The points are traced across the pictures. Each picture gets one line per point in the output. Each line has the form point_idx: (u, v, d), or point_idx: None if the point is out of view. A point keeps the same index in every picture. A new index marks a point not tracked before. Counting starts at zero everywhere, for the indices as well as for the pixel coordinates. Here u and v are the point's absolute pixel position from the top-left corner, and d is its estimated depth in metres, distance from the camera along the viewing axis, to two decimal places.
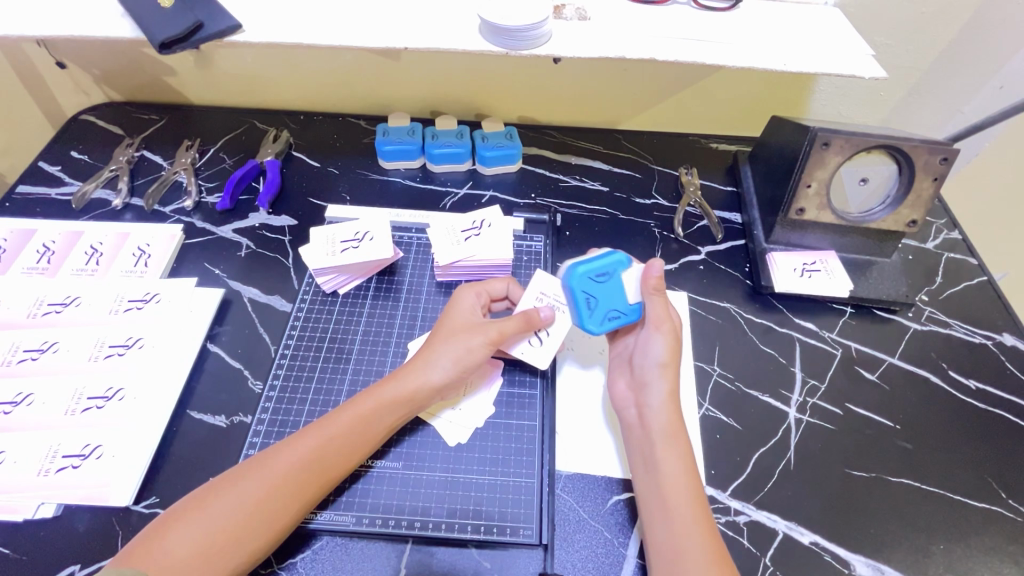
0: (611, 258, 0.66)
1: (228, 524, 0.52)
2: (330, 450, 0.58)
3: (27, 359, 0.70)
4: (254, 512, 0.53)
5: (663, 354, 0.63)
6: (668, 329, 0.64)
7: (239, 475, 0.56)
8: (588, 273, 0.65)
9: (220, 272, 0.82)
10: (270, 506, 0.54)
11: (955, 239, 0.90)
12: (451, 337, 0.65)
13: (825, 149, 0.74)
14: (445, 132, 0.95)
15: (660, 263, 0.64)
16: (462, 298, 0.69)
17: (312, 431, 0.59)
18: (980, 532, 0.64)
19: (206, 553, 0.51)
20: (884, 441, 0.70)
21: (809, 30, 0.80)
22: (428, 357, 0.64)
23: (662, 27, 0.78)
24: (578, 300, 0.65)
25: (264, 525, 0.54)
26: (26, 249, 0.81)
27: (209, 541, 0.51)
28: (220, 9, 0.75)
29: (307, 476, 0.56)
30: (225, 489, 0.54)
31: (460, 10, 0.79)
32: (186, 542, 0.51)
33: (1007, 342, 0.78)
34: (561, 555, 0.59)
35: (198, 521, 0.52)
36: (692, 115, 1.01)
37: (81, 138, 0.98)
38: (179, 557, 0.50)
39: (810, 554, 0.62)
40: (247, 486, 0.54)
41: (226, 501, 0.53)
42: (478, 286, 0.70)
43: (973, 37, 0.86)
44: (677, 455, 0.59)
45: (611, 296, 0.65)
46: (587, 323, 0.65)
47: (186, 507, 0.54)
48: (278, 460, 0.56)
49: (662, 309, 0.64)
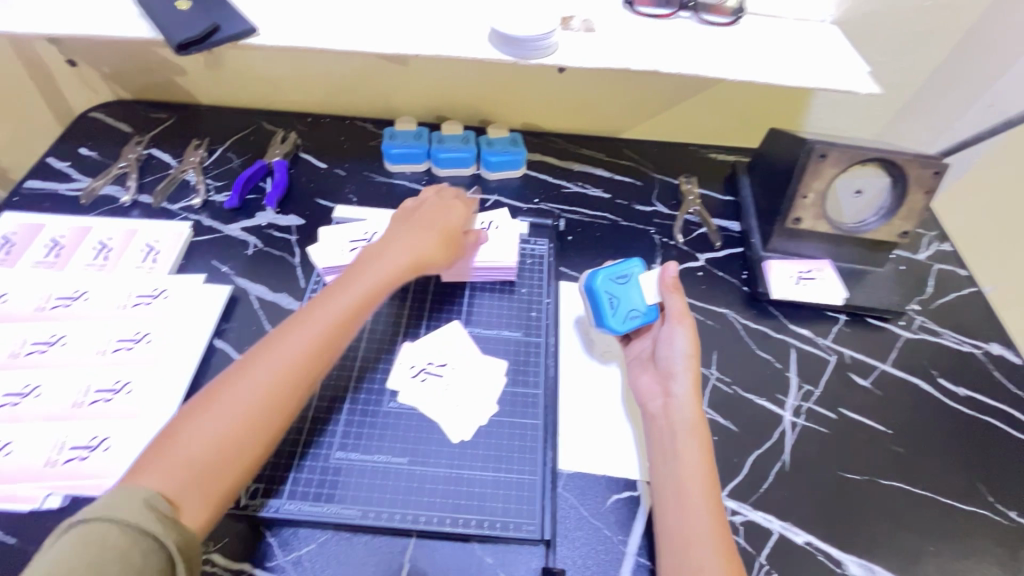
0: (628, 264, 0.73)
1: (247, 412, 0.54)
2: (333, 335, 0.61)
3: (36, 352, 0.71)
4: (269, 400, 0.55)
5: (688, 346, 0.66)
6: (689, 323, 0.68)
7: (249, 366, 0.57)
8: (609, 277, 0.73)
9: (227, 270, 0.83)
10: (280, 393, 0.56)
11: (946, 251, 0.93)
12: (432, 238, 0.73)
13: (822, 161, 0.77)
14: (451, 136, 0.97)
15: (675, 266, 0.71)
16: (445, 207, 0.77)
17: (312, 318, 0.61)
18: (969, 534, 0.66)
19: (226, 443, 0.53)
20: (876, 445, 0.72)
21: (807, 46, 0.83)
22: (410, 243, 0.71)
23: (665, 40, 0.80)
24: (601, 300, 0.72)
25: (278, 411, 0.56)
26: (35, 244, 0.82)
27: (229, 430, 0.53)
28: (236, 13, 0.77)
29: (312, 360, 0.59)
30: (240, 377, 0.56)
31: (470, 19, 0.81)
32: (205, 433, 0.52)
33: (995, 351, 0.81)
34: (562, 551, 0.61)
35: (213, 415, 0.53)
36: (692, 126, 1.04)
37: (90, 135, 0.99)
38: (203, 447, 0.52)
39: (805, 554, 0.64)
40: (256, 377, 0.56)
41: (241, 390, 0.55)
42: (460, 200, 0.80)
43: (963, 56, 0.90)
44: (698, 446, 0.60)
45: (630, 297, 0.72)
46: (609, 321, 0.71)
47: (204, 398, 0.55)
48: (283, 350, 0.58)
49: (681, 304, 0.69)
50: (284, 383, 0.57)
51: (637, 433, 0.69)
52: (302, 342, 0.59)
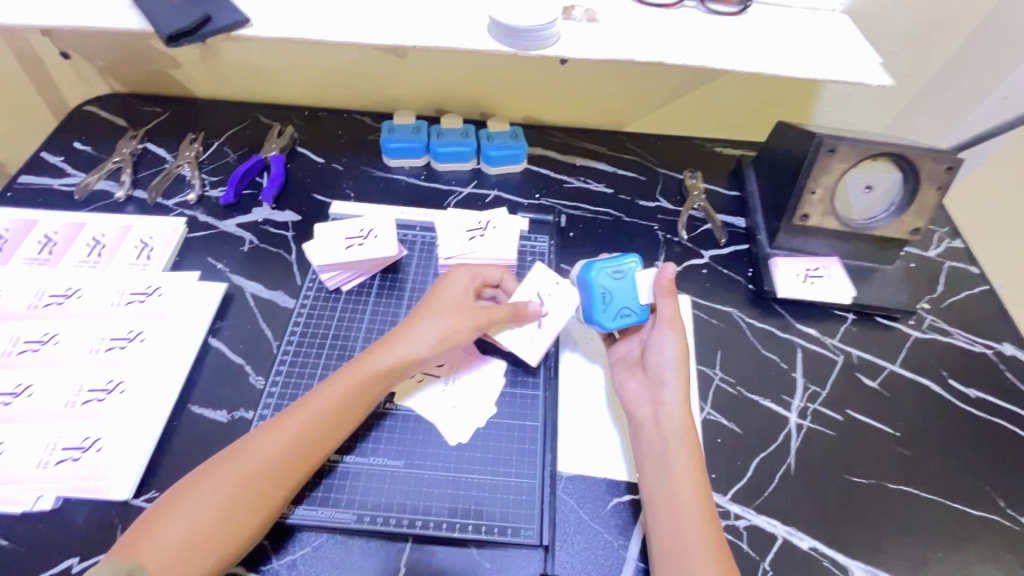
0: (627, 259, 0.69)
1: (232, 500, 0.53)
2: (320, 430, 0.58)
3: (28, 350, 0.70)
4: (248, 490, 0.54)
5: (678, 354, 0.64)
6: (680, 329, 0.66)
7: (230, 455, 0.56)
8: (604, 270, 0.69)
9: (222, 267, 0.82)
10: (260, 487, 0.54)
11: (957, 247, 0.91)
12: (436, 315, 0.65)
13: (831, 156, 0.74)
14: (450, 130, 0.95)
15: (673, 267, 0.67)
16: (454, 279, 0.68)
17: (299, 410, 0.59)
18: (978, 540, 0.64)
19: (201, 535, 0.51)
20: (884, 448, 0.70)
21: (817, 36, 0.80)
22: (410, 332, 0.64)
23: (670, 31, 0.78)
24: (594, 294, 0.68)
25: (257, 506, 0.54)
26: (28, 240, 0.80)
27: (204, 521, 0.52)
28: (228, 3, 0.74)
29: (296, 454, 0.57)
30: (220, 468, 0.55)
31: (469, 9, 0.79)
32: (180, 525, 0.51)
33: (1007, 352, 0.79)
34: (561, 556, 0.60)
35: (188, 508, 0.52)
36: (697, 119, 1.02)
37: (84, 128, 0.97)
38: (177, 539, 0.51)
39: (810, 560, 0.62)
40: (236, 468, 0.55)
41: (219, 482, 0.54)
42: (473, 269, 0.70)
43: (978, 46, 0.87)
44: (688, 455, 0.59)
45: (624, 295, 0.68)
46: (599, 317, 0.68)
47: (180, 489, 0.54)
48: (265, 442, 0.56)
49: (674, 309, 0.66)
50: (265, 476, 0.55)
51: (623, 435, 0.67)
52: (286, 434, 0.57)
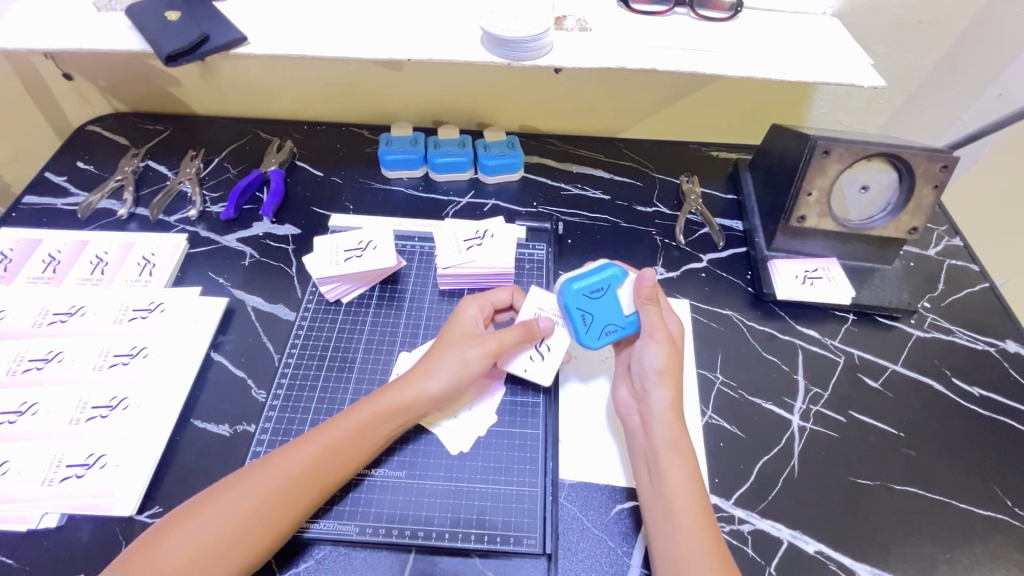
0: (606, 274, 0.68)
1: (235, 522, 0.53)
2: (324, 460, 0.58)
3: (32, 368, 0.70)
4: (250, 518, 0.54)
5: (661, 362, 0.64)
6: (663, 336, 0.65)
7: (234, 482, 0.56)
8: (582, 290, 0.68)
9: (223, 281, 0.82)
10: (263, 515, 0.54)
11: (957, 245, 0.90)
12: (449, 350, 0.65)
13: (826, 157, 0.75)
14: (447, 140, 0.95)
15: (652, 273, 0.67)
16: (465, 310, 0.69)
17: (312, 438, 0.59)
18: (986, 540, 0.64)
19: (200, 560, 0.51)
20: (888, 448, 0.70)
21: (809, 40, 0.81)
22: (426, 368, 0.64)
23: (662, 38, 0.79)
24: (573, 317, 0.67)
25: (257, 534, 0.54)
26: (32, 259, 0.81)
27: (205, 546, 0.52)
28: (226, 22, 0.76)
29: (299, 483, 0.57)
30: (224, 495, 0.55)
31: (463, 22, 0.80)
32: (180, 550, 0.52)
33: (1010, 349, 0.78)
34: (565, 564, 0.59)
35: (191, 532, 0.53)
36: (692, 124, 1.02)
37: (87, 148, 0.99)
38: (178, 562, 0.51)
39: (816, 563, 0.62)
40: (241, 495, 0.55)
41: (224, 507, 0.54)
42: (482, 298, 0.71)
43: (971, 45, 0.87)
44: (682, 464, 0.59)
45: (606, 311, 0.67)
46: (583, 339, 0.68)
47: (183, 514, 0.54)
48: (273, 468, 0.57)
49: (656, 317, 0.65)
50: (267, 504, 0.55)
51: (623, 446, 0.67)
52: (290, 464, 0.57)
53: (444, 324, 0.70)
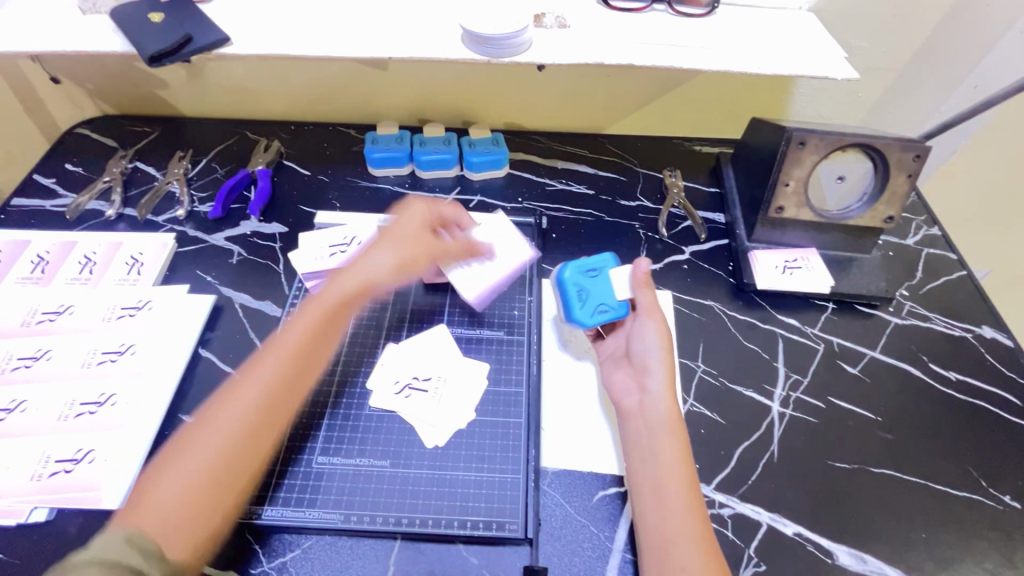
0: (601, 258, 0.75)
1: (221, 445, 0.54)
2: (301, 367, 0.60)
3: (21, 367, 0.71)
4: (246, 435, 0.55)
5: (659, 340, 0.67)
6: (659, 317, 0.69)
7: (210, 414, 0.56)
8: (580, 271, 0.74)
9: (211, 279, 0.83)
10: (251, 427, 0.56)
11: (935, 235, 0.92)
12: (392, 244, 0.68)
13: (802, 149, 0.76)
14: (433, 138, 0.97)
15: (647, 262, 0.73)
16: (407, 213, 0.72)
17: (276, 349, 0.60)
18: (961, 520, 0.65)
19: (198, 492, 0.51)
20: (865, 432, 0.71)
21: (785, 34, 0.82)
22: (372, 268, 0.66)
23: (640, 33, 0.80)
24: (569, 293, 0.73)
25: (251, 450, 0.55)
26: (21, 260, 0.82)
27: (201, 474, 0.52)
28: (209, 24, 0.77)
29: (278, 402, 0.58)
30: (203, 427, 0.55)
31: (444, 20, 0.81)
32: (174, 485, 0.51)
33: (986, 335, 0.80)
34: (547, 549, 0.60)
35: (190, 455, 0.53)
36: (675, 120, 1.04)
37: (75, 150, 1.00)
38: (179, 493, 0.51)
39: (794, 545, 0.63)
40: (223, 419, 0.55)
41: (209, 433, 0.54)
42: (428, 202, 0.74)
43: (945, 38, 0.89)
44: (675, 442, 0.60)
45: (601, 291, 0.72)
46: (576, 313, 0.72)
47: (174, 445, 0.54)
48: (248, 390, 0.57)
49: (652, 300, 0.70)
50: (250, 428, 0.55)
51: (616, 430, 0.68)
52: (270, 377, 0.58)
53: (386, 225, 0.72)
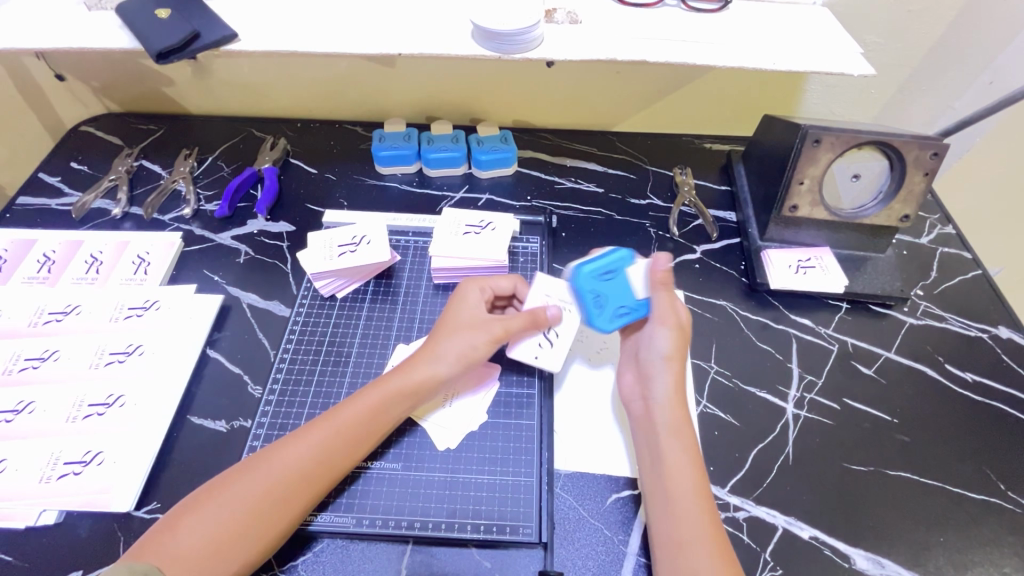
0: (614, 256, 0.68)
1: (246, 505, 0.53)
2: (338, 444, 0.58)
3: (29, 367, 0.70)
4: (272, 500, 0.54)
5: (669, 347, 0.64)
6: (674, 324, 0.65)
7: (244, 471, 0.56)
8: (593, 273, 0.68)
9: (219, 279, 0.82)
10: (276, 501, 0.54)
11: (949, 234, 0.91)
12: (456, 333, 0.65)
13: (817, 147, 0.75)
14: (441, 136, 0.96)
15: (666, 258, 0.66)
16: (467, 295, 0.69)
17: (322, 424, 0.59)
18: (979, 523, 0.64)
19: (220, 544, 0.51)
20: (882, 434, 0.70)
21: (799, 30, 0.81)
22: (434, 352, 0.64)
23: (653, 29, 0.79)
24: (585, 298, 0.67)
25: (273, 522, 0.54)
26: (27, 259, 0.82)
27: (220, 533, 0.52)
28: (216, 20, 0.76)
29: (315, 475, 0.57)
30: (234, 482, 0.55)
31: (453, 15, 0.80)
32: (202, 527, 0.52)
33: (1003, 335, 0.79)
34: (561, 553, 0.60)
35: (215, 508, 0.53)
36: (685, 116, 1.03)
37: (81, 148, 0.99)
38: (194, 545, 0.51)
39: (810, 549, 0.62)
40: (254, 480, 0.55)
41: (236, 492, 0.54)
42: (482, 282, 0.71)
43: (961, 34, 0.88)
44: (685, 446, 0.59)
45: (618, 293, 0.67)
46: (597, 320, 0.67)
47: (202, 496, 0.54)
48: (283, 454, 0.56)
49: (667, 305, 0.65)
50: (282, 490, 0.55)
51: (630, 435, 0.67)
52: (304, 450, 0.57)
53: (446, 309, 0.70)
